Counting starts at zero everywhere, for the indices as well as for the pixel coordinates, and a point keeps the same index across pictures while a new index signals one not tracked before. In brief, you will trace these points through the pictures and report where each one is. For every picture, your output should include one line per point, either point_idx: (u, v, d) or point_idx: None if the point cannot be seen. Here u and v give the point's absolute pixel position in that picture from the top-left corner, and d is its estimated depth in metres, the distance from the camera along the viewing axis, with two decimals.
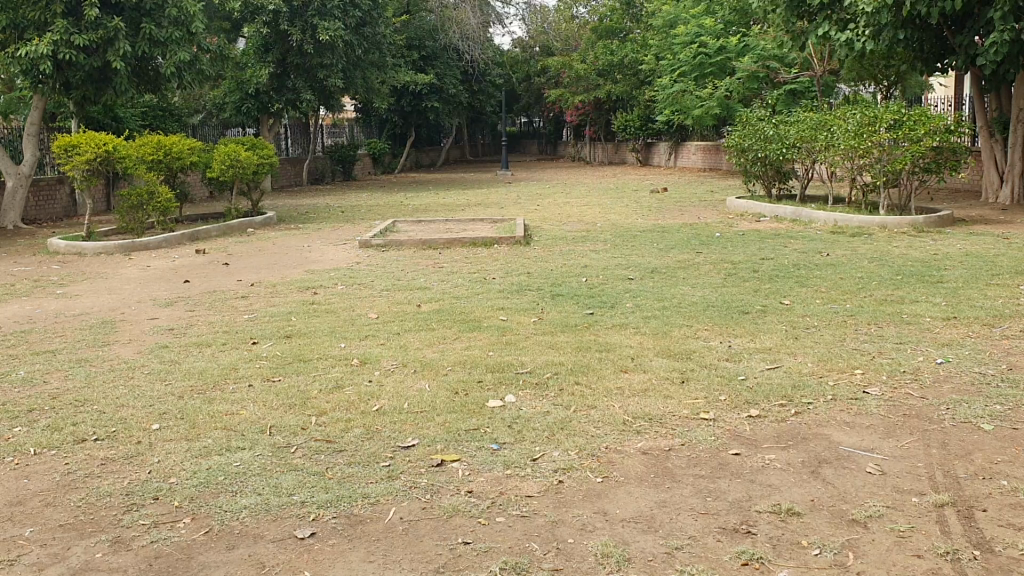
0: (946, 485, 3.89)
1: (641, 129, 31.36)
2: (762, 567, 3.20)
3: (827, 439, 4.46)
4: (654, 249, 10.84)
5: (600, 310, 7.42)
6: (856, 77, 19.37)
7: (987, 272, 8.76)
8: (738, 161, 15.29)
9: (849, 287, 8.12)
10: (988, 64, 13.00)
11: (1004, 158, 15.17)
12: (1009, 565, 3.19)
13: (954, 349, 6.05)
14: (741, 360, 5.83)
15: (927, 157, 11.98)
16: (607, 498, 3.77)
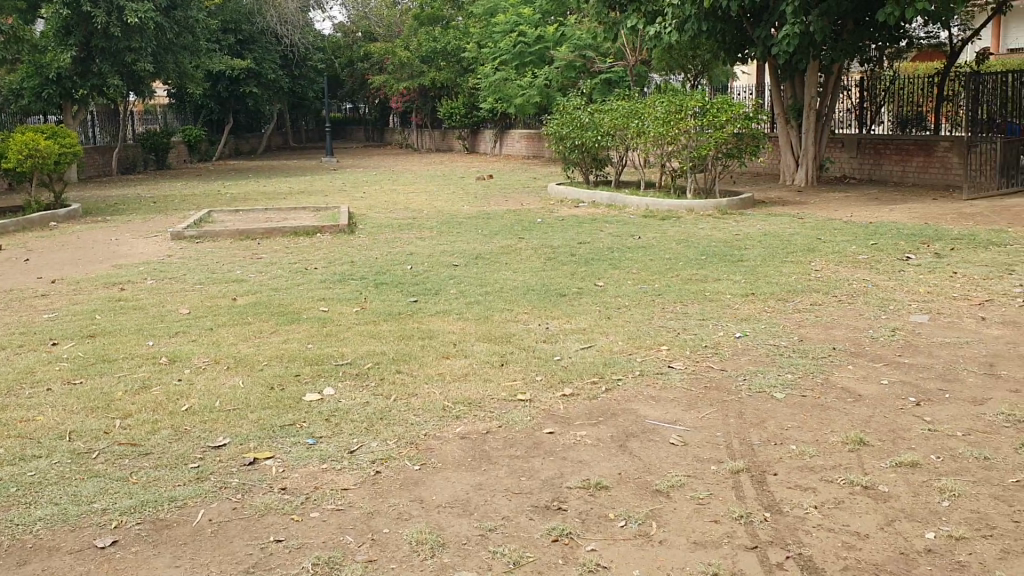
0: (742, 452, 4.15)
1: (466, 116, 31.45)
2: (571, 543, 3.31)
3: (635, 413, 4.65)
4: (477, 236, 10.93)
5: (423, 298, 7.41)
6: (668, 66, 20.20)
7: (783, 250, 9.36)
8: (557, 148, 15.62)
9: (659, 269, 8.46)
10: (783, 56, 13.84)
11: (798, 144, 16.26)
12: (795, 525, 3.45)
13: (751, 323, 6.43)
14: (557, 341, 5.98)
15: (730, 143, 12.82)
16: (424, 485, 3.78)
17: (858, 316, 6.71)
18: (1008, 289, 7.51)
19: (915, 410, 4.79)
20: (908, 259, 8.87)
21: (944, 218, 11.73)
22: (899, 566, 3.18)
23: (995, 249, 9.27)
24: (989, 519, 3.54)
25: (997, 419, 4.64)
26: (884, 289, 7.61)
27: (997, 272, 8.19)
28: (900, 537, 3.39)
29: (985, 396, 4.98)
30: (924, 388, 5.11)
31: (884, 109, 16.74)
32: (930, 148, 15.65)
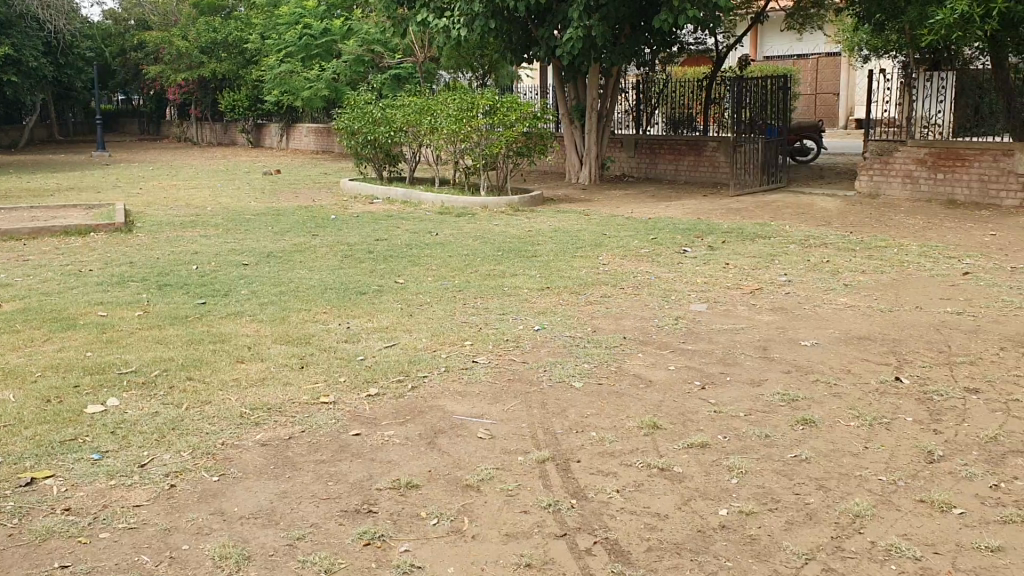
0: (546, 441, 4.28)
1: (250, 109, 30.38)
2: (383, 545, 3.30)
3: (441, 409, 4.67)
4: (268, 233, 10.58)
5: (213, 299, 7.08)
6: (455, 64, 20.59)
7: (574, 245, 9.66)
8: (349, 143, 15.42)
9: (456, 265, 8.51)
10: (567, 57, 14.34)
11: (582, 143, 16.88)
12: (600, 510, 3.64)
13: (548, 316, 6.60)
14: (358, 340, 5.89)
15: (519, 142, 13.14)
16: (225, 496, 3.61)
17: (644, 307, 7.04)
18: (775, 278, 8.12)
19: (702, 393, 5.08)
20: (686, 251, 9.41)
21: (716, 214, 12.53)
22: (697, 543, 3.44)
23: (762, 241, 10.01)
24: (774, 493, 3.86)
25: (774, 398, 5.01)
26: (666, 281, 8.02)
27: (764, 262, 8.84)
28: (696, 515, 3.64)
29: (762, 377, 5.37)
30: (708, 372, 5.44)
31: (658, 110, 17.65)
32: (701, 147, 16.69)
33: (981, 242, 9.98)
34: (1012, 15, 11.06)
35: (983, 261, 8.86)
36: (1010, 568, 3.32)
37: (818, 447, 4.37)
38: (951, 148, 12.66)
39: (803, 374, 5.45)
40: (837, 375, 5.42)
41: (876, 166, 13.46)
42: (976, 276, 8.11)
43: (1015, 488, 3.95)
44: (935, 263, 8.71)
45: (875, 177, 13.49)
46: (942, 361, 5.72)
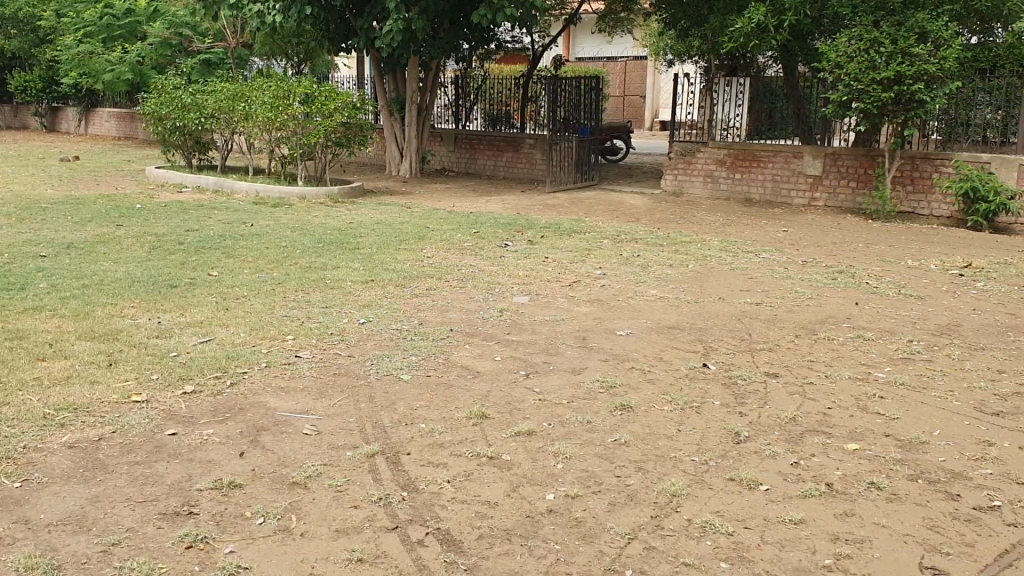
0: (375, 435, 4.30)
1: (43, 92, 28.35)
2: (206, 547, 3.20)
3: (263, 405, 4.55)
4: (67, 223, 9.90)
5: (8, 293, 6.56)
6: (270, 51, 20.01)
7: (395, 238, 9.61)
8: (156, 129, 14.67)
9: (274, 257, 8.26)
10: (387, 49, 14.24)
11: (402, 136, 16.81)
12: (431, 501, 3.71)
13: (372, 309, 6.55)
14: (171, 336, 5.61)
15: (337, 132, 12.93)
16: (28, 504, 3.39)
17: (468, 299, 7.09)
18: (592, 271, 8.39)
19: (526, 381, 5.20)
20: (507, 245, 9.56)
21: (533, 208, 12.80)
22: (527, 529, 3.56)
23: (578, 236, 10.31)
24: (596, 477, 4.02)
25: (594, 385, 5.19)
26: (489, 274, 8.12)
27: (581, 256, 9.11)
28: (525, 501, 3.77)
29: (582, 366, 5.54)
30: (530, 361, 5.57)
31: (476, 106, 17.74)
32: (518, 144, 16.96)
33: (776, 237, 10.68)
34: (802, 27, 11.99)
35: (778, 255, 9.49)
36: (811, 538, 3.59)
37: (636, 431, 4.57)
38: (748, 149, 13.47)
39: (620, 362, 5.66)
40: (651, 362, 5.67)
41: (680, 165, 14.21)
42: (772, 269, 8.68)
43: (813, 464, 4.27)
44: (735, 258, 9.25)
45: (679, 176, 14.23)
46: (744, 348, 6.09)
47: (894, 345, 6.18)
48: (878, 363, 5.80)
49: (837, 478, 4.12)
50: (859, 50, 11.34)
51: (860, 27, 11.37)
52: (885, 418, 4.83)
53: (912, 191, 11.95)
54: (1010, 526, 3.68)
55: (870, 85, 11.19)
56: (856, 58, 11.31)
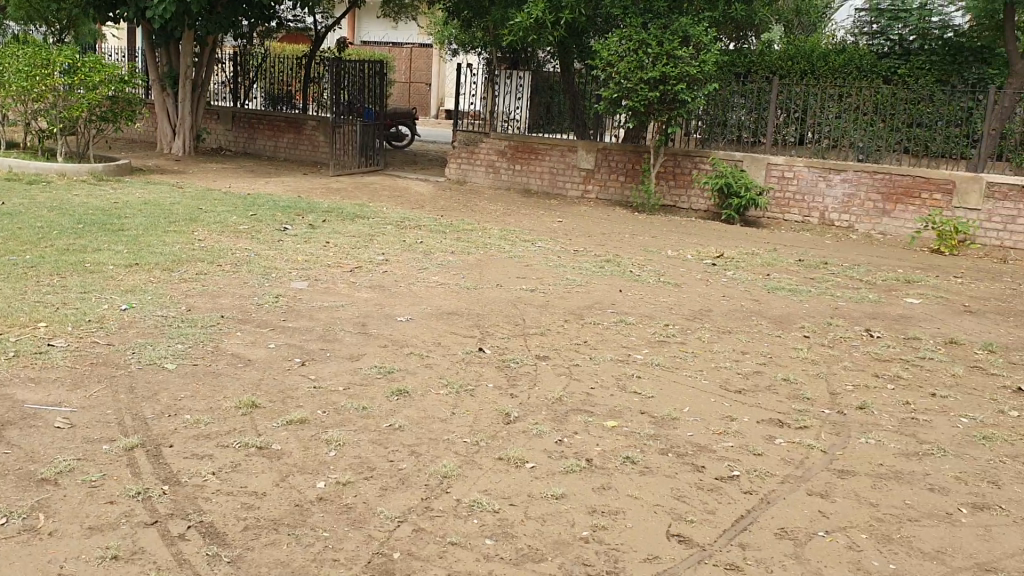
0: (135, 428, 4.20)
1: None
2: None
3: (10, 399, 4.35)
4: None
5: None
6: (26, 16, 18.48)
7: (164, 220, 9.19)
8: None
9: (27, 238, 7.69)
10: (157, 20, 13.66)
11: (175, 113, 16.03)
12: (194, 493, 3.69)
13: (137, 295, 6.25)
14: None
15: (102, 107, 12.17)
16: None
17: (242, 284, 6.91)
18: (372, 256, 8.36)
19: (301, 369, 5.17)
20: (285, 229, 9.35)
21: (314, 192, 12.59)
22: (294, 518, 3.58)
23: (360, 221, 10.25)
24: (368, 462, 4.08)
25: (371, 371, 5.21)
26: (265, 258, 7.93)
27: (361, 241, 9.07)
28: (293, 490, 3.79)
29: (360, 352, 5.54)
30: (306, 349, 5.52)
31: (256, 85, 17.20)
32: (299, 126, 16.55)
33: (551, 227, 11.06)
34: (576, 25, 12.47)
35: (552, 244, 9.83)
36: (570, 512, 3.78)
37: (411, 415, 4.64)
38: (527, 141, 13.88)
39: (398, 348, 5.70)
40: (428, 347, 5.75)
41: (463, 155, 14.49)
42: (546, 257, 9.01)
43: (575, 441, 4.49)
44: (512, 246, 9.52)
45: (462, 164, 14.52)
46: (518, 332, 6.30)
47: (653, 329, 6.59)
48: (638, 346, 6.17)
49: (596, 454, 4.36)
50: (628, 50, 11.89)
51: (630, 28, 11.93)
52: (642, 397, 5.17)
53: (674, 186, 12.79)
54: (746, 493, 4.04)
55: (638, 84, 11.78)
56: (625, 57, 11.87)
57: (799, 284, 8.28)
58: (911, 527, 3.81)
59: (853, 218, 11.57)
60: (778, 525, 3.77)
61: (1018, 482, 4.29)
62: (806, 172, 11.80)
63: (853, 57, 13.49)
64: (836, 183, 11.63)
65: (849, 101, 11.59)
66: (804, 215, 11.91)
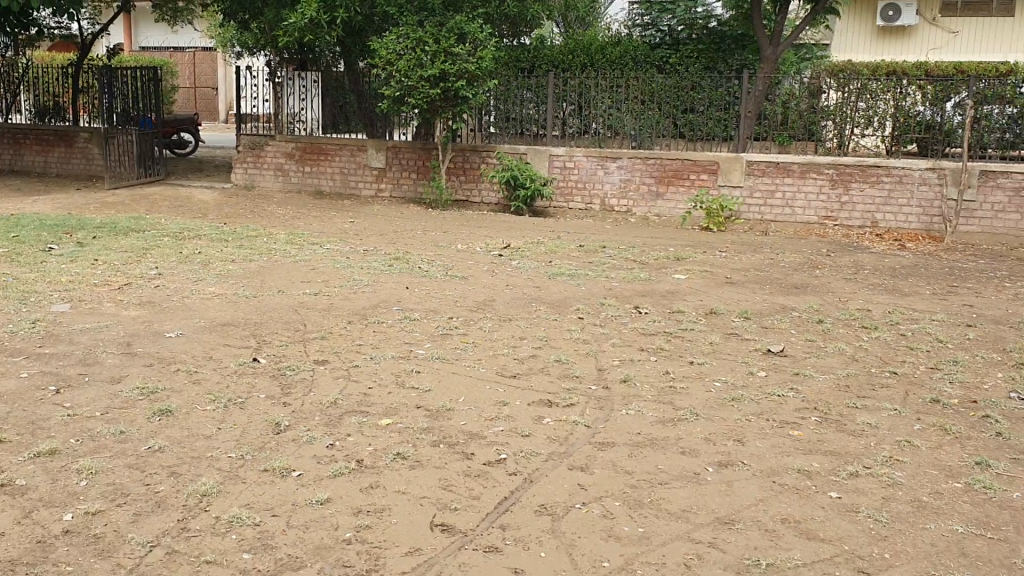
0: None
1: None
2: None
3: None
4: None
5: None
6: None
7: None
8: None
9: None
10: None
11: None
12: None
13: None
14: None
15: None
16: None
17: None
18: (145, 271, 8.00)
19: (55, 398, 4.89)
20: (50, 249, 8.79)
21: (87, 207, 11.91)
22: (35, 555, 3.39)
23: (135, 235, 9.78)
24: (123, 488, 3.92)
25: (132, 394, 4.98)
26: (24, 282, 7.42)
27: (136, 256, 8.66)
28: (37, 526, 3.59)
29: (123, 374, 5.30)
30: (63, 375, 5.22)
31: (19, 97, 16.05)
32: (70, 139, 15.58)
33: (340, 228, 10.94)
34: (354, 24, 12.37)
35: (341, 246, 9.73)
36: (334, 515, 3.76)
37: (173, 435, 4.49)
38: (315, 143, 13.67)
39: (166, 365, 5.50)
40: (199, 362, 5.58)
41: (249, 159, 14.12)
42: (333, 259, 8.91)
43: (347, 443, 4.47)
44: (298, 250, 9.35)
45: (249, 169, 14.13)
46: (297, 338, 6.21)
47: (435, 323, 6.66)
48: (418, 341, 6.22)
49: (367, 454, 4.36)
50: (407, 48, 11.93)
51: (406, 26, 11.97)
52: (419, 391, 5.21)
53: (463, 181, 12.98)
54: (511, 475, 4.16)
55: (419, 82, 11.85)
56: (404, 55, 11.90)
57: (578, 269, 8.59)
58: (662, 491, 4.03)
59: (630, 202, 12.13)
60: (539, 503, 3.91)
61: (760, 437, 4.64)
62: (585, 160, 12.25)
63: (628, 48, 14.03)
64: (613, 170, 12.14)
65: (621, 92, 12.14)
66: (586, 202, 12.36)
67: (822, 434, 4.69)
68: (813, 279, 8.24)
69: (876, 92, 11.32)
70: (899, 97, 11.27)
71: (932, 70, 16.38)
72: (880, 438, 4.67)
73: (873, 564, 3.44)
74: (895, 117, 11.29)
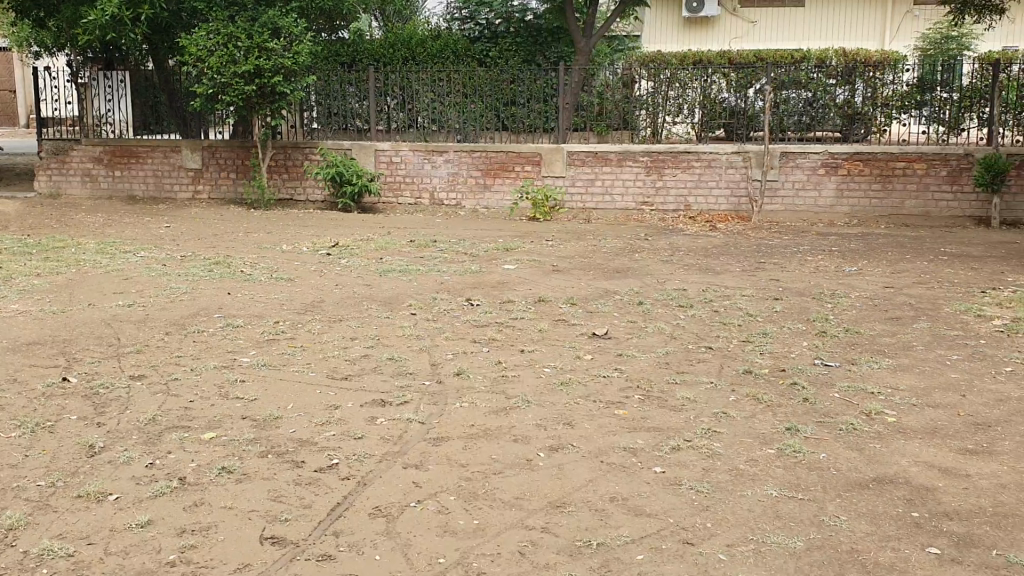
0: None
1: None
2: None
3: None
4: None
5: None
6: None
7: None
8: None
9: None
10: None
11: None
12: None
13: None
14: None
15: None
16: None
17: None
18: None
19: None
20: None
21: None
22: None
23: None
24: None
25: None
26: None
27: None
28: None
29: None
30: None
31: None
32: None
33: (157, 234, 10.44)
34: (159, 21, 11.79)
35: (157, 253, 9.29)
36: (156, 537, 3.59)
37: None
38: (125, 146, 12.98)
39: None
40: (2, 386, 5.20)
41: (53, 165, 13.20)
42: (149, 267, 8.50)
43: (168, 461, 4.28)
44: (111, 260, 8.86)
45: (52, 176, 13.25)
46: (111, 354, 5.88)
47: (261, 328, 6.47)
48: (243, 348, 6.02)
49: (190, 470, 4.18)
50: (217, 44, 11.48)
51: (215, 21, 11.50)
52: (245, 401, 5.04)
53: (287, 179, 12.67)
54: (343, 480, 4.10)
55: (233, 79, 11.47)
56: (215, 51, 11.45)
57: (407, 264, 8.55)
58: (495, 481, 4.07)
59: (458, 195, 12.17)
60: (373, 505, 3.86)
61: (589, 419, 4.76)
62: (411, 155, 12.20)
63: (447, 42, 14.01)
64: (439, 163, 12.14)
65: (442, 85, 12.19)
66: (414, 197, 12.32)
67: (646, 411, 4.87)
68: (634, 263, 8.51)
69: (685, 82, 11.83)
70: (706, 85, 11.82)
71: (736, 58, 17.25)
72: (699, 411, 4.89)
73: (697, 534, 3.60)
74: (703, 105, 11.83)
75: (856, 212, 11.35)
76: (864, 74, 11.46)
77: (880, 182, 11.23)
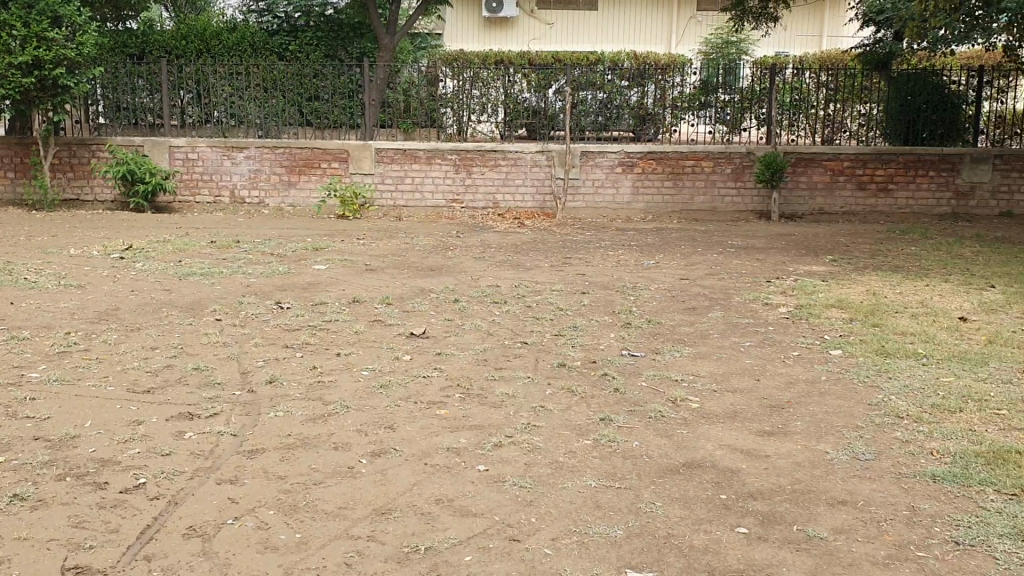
0: None
1: None
2: None
3: None
4: None
5: None
6: None
7: None
8: None
9: None
10: None
11: None
12: None
13: None
14: None
15: None
16: None
17: None
18: None
19: None
20: None
21: None
22: None
23: None
24: None
25: None
26: None
27: None
28: None
29: None
30: None
31: None
32: None
33: None
34: None
35: None
36: None
37: None
38: None
39: None
40: None
41: None
42: None
43: None
44: None
45: None
46: None
47: (50, 341, 5.99)
48: (32, 363, 5.56)
49: None
50: None
51: None
52: (36, 421, 4.66)
53: (72, 178, 11.83)
54: (152, 500, 3.86)
55: (8, 70, 10.57)
56: None
57: (210, 266, 8.18)
58: (316, 491, 3.97)
59: (261, 193, 11.78)
60: (187, 524, 3.67)
61: (410, 422, 4.72)
62: (209, 152, 11.69)
63: (245, 34, 13.46)
64: (240, 161, 11.71)
65: (240, 79, 11.70)
66: (214, 195, 11.82)
67: (466, 410, 4.89)
68: (446, 261, 8.53)
69: (487, 81, 11.98)
70: (508, 84, 11.98)
71: (536, 58, 17.64)
72: (518, 407, 4.96)
73: (522, 530, 3.64)
74: (505, 104, 12.03)
75: (652, 208, 11.88)
76: (654, 76, 11.99)
77: (672, 180, 11.80)
